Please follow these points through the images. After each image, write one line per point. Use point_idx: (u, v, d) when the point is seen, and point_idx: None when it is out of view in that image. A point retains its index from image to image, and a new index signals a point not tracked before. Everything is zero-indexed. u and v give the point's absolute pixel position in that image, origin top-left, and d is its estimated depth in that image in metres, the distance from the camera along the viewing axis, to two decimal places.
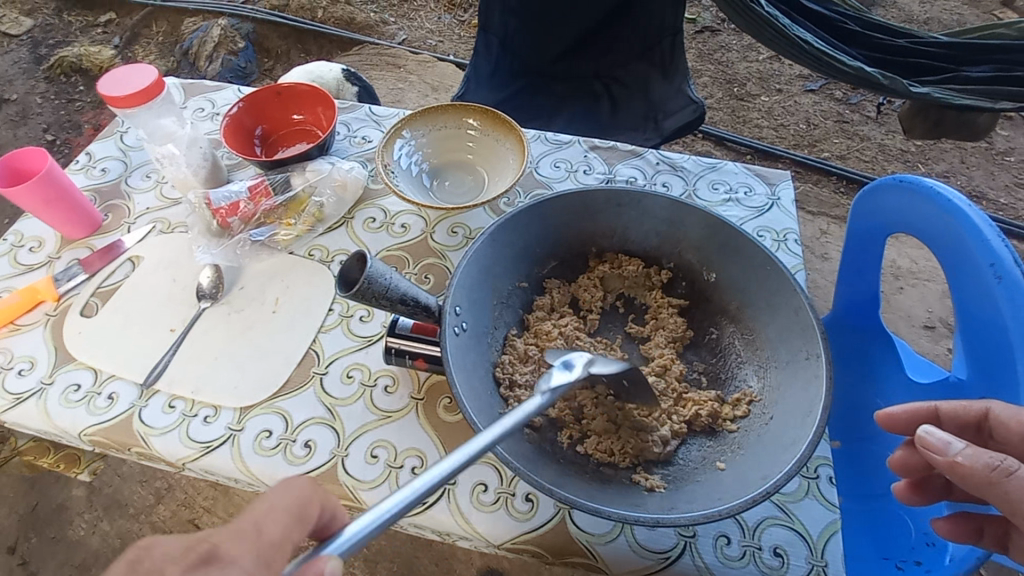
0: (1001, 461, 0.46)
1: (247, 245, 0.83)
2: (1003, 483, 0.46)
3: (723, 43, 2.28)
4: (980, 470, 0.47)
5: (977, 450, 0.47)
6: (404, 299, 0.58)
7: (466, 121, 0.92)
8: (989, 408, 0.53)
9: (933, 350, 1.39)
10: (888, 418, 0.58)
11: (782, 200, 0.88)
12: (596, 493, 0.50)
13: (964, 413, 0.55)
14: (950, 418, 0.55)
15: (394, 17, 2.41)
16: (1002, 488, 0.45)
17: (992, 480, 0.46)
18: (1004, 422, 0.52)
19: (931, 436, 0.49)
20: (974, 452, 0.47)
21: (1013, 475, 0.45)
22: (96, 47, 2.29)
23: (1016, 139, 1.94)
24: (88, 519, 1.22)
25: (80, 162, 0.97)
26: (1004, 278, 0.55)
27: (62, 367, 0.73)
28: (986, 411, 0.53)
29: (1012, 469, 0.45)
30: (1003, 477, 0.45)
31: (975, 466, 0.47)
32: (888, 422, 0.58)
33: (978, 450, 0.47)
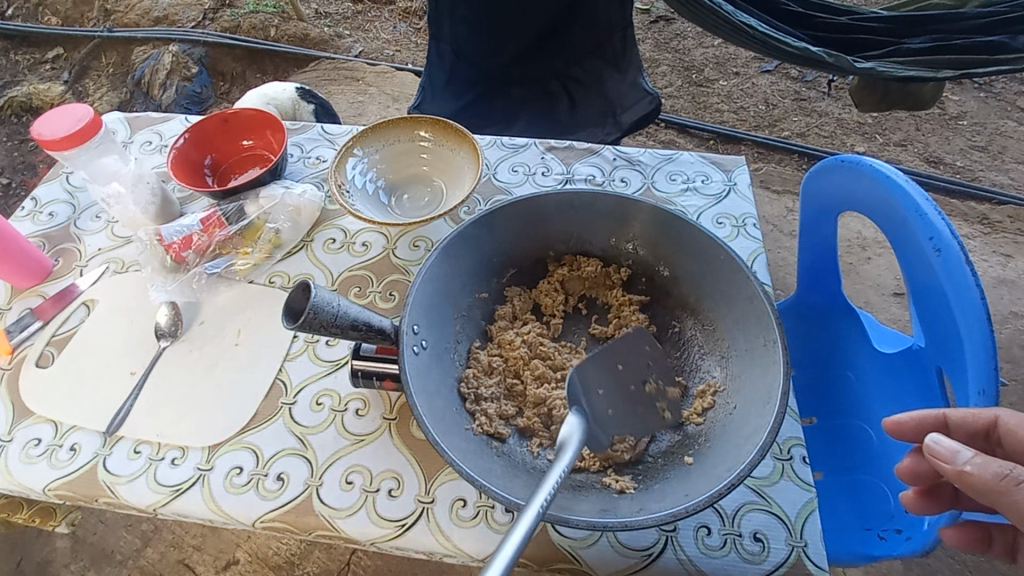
0: (1011, 470, 0.46)
1: (204, 279, 0.82)
2: (1010, 492, 0.46)
3: (678, 31, 2.30)
4: (989, 479, 0.47)
5: (986, 459, 0.48)
6: (355, 324, 0.57)
7: (417, 134, 0.92)
8: (999, 416, 0.52)
9: (904, 316, 1.43)
10: (896, 426, 0.57)
11: (739, 185, 0.89)
12: (567, 501, 0.50)
13: (973, 423, 0.52)
14: (959, 427, 0.54)
15: (349, 30, 2.39)
16: (1010, 497, 0.46)
17: (1001, 489, 0.46)
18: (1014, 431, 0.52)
19: (940, 445, 0.50)
20: (983, 461, 0.47)
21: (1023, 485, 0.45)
22: (46, 85, 2.23)
23: (967, 103, 2.00)
24: (75, 569, 1.19)
25: (26, 208, 0.94)
26: (943, 249, 0.56)
27: (20, 423, 0.71)
28: (996, 419, 0.52)
29: (1021, 477, 0.45)
30: (1012, 486, 0.45)
31: (985, 475, 0.47)
32: (896, 430, 0.57)
33: (986, 459, 0.48)
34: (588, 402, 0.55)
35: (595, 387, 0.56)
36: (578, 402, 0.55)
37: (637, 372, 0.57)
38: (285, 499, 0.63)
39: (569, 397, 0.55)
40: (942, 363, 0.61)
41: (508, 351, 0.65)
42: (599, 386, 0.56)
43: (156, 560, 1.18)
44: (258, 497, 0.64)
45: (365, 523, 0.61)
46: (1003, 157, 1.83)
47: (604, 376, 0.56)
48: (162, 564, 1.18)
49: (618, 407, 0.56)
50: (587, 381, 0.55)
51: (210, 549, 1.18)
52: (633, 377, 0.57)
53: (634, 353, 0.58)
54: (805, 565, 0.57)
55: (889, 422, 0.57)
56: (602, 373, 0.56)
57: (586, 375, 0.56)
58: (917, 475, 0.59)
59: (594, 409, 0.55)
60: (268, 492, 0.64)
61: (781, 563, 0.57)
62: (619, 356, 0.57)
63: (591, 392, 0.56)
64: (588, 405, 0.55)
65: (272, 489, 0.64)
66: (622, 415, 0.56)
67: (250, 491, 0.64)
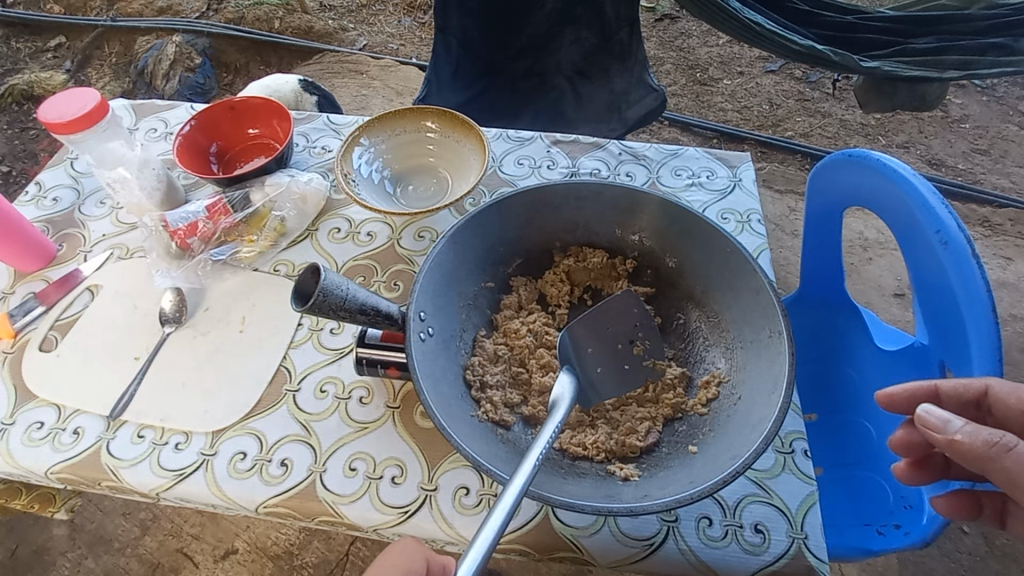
0: (1000, 437, 0.47)
1: (208, 265, 0.82)
2: (1000, 459, 0.46)
3: (683, 30, 2.30)
4: (979, 447, 0.47)
5: (976, 427, 0.48)
6: (363, 308, 0.57)
7: (424, 124, 0.92)
8: (989, 384, 0.53)
9: (904, 317, 1.43)
10: (889, 399, 0.58)
11: (744, 181, 0.89)
12: (571, 487, 0.50)
13: (964, 392, 0.54)
14: (950, 397, 0.55)
15: (354, 24, 2.39)
16: (1000, 463, 0.46)
17: (991, 456, 0.47)
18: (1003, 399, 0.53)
19: (931, 415, 0.50)
20: (973, 429, 0.48)
21: (1012, 450, 0.46)
22: (48, 73, 2.22)
23: (969, 106, 2.00)
24: (73, 557, 1.19)
25: (30, 193, 0.94)
26: (950, 243, 0.56)
27: (23, 406, 0.71)
28: (986, 389, 0.53)
29: (1011, 444, 0.46)
30: (1002, 453, 0.46)
31: (974, 443, 0.47)
32: (889, 402, 0.58)
33: (976, 427, 0.48)
34: (580, 362, 0.59)
35: (586, 347, 0.59)
36: (570, 361, 0.59)
37: (625, 330, 0.60)
38: (288, 485, 0.63)
39: (562, 356, 0.60)
40: (946, 357, 0.62)
41: (513, 339, 0.65)
42: (590, 347, 0.59)
43: (155, 548, 1.18)
44: (262, 482, 0.64)
45: (368, 510, 0.62)
46: (1005, 160, 1.84)
47: (592, 335, 0.60)
48: (161, 553, 1.18)
49: (607, 365, 0.59)
50: (578, 343, 0.59)
51: (209, 539, 1.18)
52: (620, 337, 0.60)
53: (623, 314, 0.60)
54: (805, 558, 0.57)
55: (884, 395, 0.58)
56: (591, 333, 0.59)
57: (577, 338, 0.59)
58: (910, 445, 0.59)
59: (584, 366, 0.59)
60: (271, 477, 0.64)
61: (781, 555, 0.58)
62: (606, 318, 0.60)
63: (581, 351, 0.59)
64: (579, 363, 0.59)
65: (276, 475, 0.64)
66: (610, 372, 0.59)
67: (254, 476, 0.64)
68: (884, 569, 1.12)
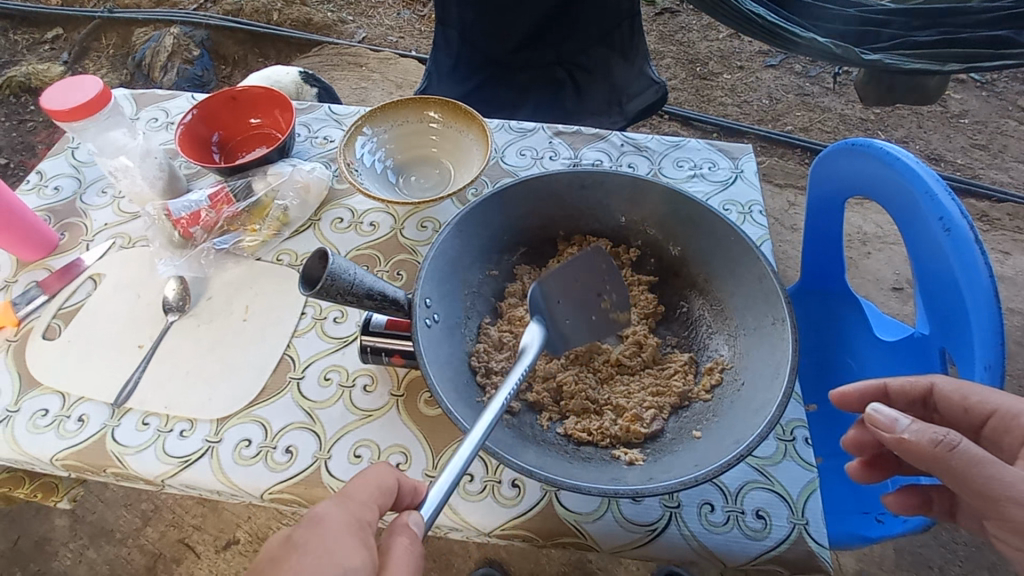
0: (945, 435, 0.46)
1: (211, 255, 0.82)
2: (946, 458, 0.45)
3: (683, 24, 2.30)
4: (925, 445, 0.46)
5: (923, 426, 0.47)
6: (371, 293, 0.57)
7: (427, 114, 0.91)
8: (933, 382, 0.55)
9: (901, 310, 1.44)
10: (843, 397, 0.58)
11: (746, 173, 0.90)
12: (575, 470, 0.51)
13: (911, 389, 0.56)
14: (899, 395, 0.57)
15: (353, 16, 2.37)
16: (946, 463, 0.45)
17: (936, 455, 0.46)
18: (948, 396, 0.54)
19: (879, 415, 0.49)
20: (919, 428, 0.47)
21: (957, 449, 0.45)
22: (45, 65, 2.20)
23: (969, 102, 2.00)
24: (74, 547, 1.19)
25: (31, 182, 0.93)
26: (953, 230, 0.56)
27: (27, 394, 0.71)
28: (931, 386, 0.55)
29: (956, 442, 0.45)
30: (947, 451, 0.45)
31: (920, 442, 0.47)
32: (843, 401, 0.58)
33: (924, 426, 0.47)
34: (549, 312, 0.60)
35: (556, 299, 0.60)
36: (540, 313, 0.60)
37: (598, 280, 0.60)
38: (292, 472, 0.64)
39: (531, 307, 0.60)
40: (947, 343, 0.62)
41: (518, 326, 0.65)
42: (557, 302, 0.60)
43: (156, 539, 1.19)
44: (267, 468, 0.64)
45: None
46: (1004, 155, 1.84)
47: (562, 287, 0.60)
48: (162, 544, 1.18)
49: (575, 316, 0.61)
50: (548, 295, 0.60)
51: (210, 530, 1.19)
52: (591, 290, 0.60)
53: (590, 270, 0.60)
54: (806, 543, 0.58)
55: (837, 394, 0.58)
56: (560, 285, 0.60)
57: (547, 290, 0.60)
58: (861, 445, 0.60)
59: (553, 318, 0.60)
60: (276, 464, 0.64)
61: (783, 540, 0.58)
62: (578, 271, 0.60)
63: (551, 303, 0.60)
64: (548, 315, 0.60)
65: (280, 461, 0.65)
66: (580, 325, 0.61)
67: (259, 462, 0.65)
68: (880, 559, 1.14)
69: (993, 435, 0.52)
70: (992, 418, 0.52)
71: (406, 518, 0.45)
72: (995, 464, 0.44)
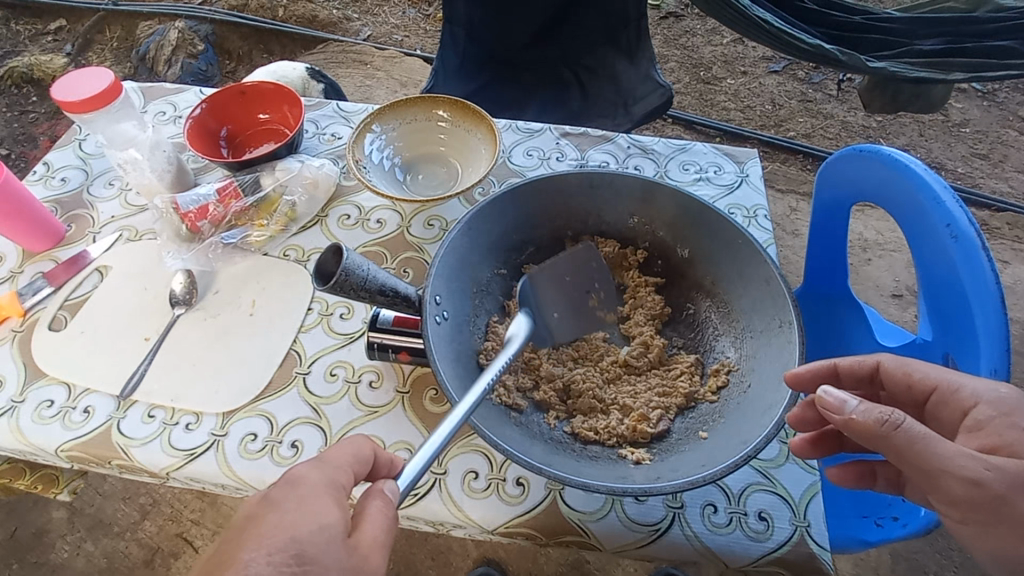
0: (890, 415, 0.45)
1: (218, 249, 0.82)
2: (891, 436, 0.45)
3: (688, 29, 2.30)
4: (872, 425, 0.45)
5: (870, 406, 0.46)
6: (384, 290, 0.58)
7: (435, 113, 0.92)
8: (879, 361, 0.54)
9: (901, 317, 1.45)
10: (796, 380, 0.52)
11: (751, 177, 0.90)
12: (583, 468, 0.51)
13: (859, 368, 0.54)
14: (848, 374, 0.54)
15: (359, 14, 2.38)
16: (890, 441, 0.45)
17: (882, 434, 0.45)
18: (893, 374, 0.52)
19: (828, 396, 0.48)
20: (867, 407, 0.46)
21: (901, 428, 0.44)
22: (48, 56, 2.19)
23: (970, 111, 2.02)
24: (71, 540, 1.19)
25: (38, 173, 0.93)
26: (960, 237, 0.57)
27: (32, 384, 0.71)
28: (877, 365, 0.54)
29: (900, 421, 0.44)
30: (891, 430, 0.45)
31: (867, 421, 0.46)
32: (797, 385, 0.52)
33: (871, 406, 0.46)
34: (539, 308, 0.65)
35: (546, 295, 0.65)
36: (528, 305, 0.64)
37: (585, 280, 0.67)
38: None
39: (519, 299, 0.64)
40: (950, 349, 0.63)
41: None
42: (546, 297, 0.65)
43: (154, 533, 1.19)
44: (272, 463, 0.64)
45: None
46: (1004, 165, 1.86)
47: (552, 284, 0.66)
48: (160, 538, 1.18)
49: (563, 311, 0.66)
50: (538, 292, 0.65)
51: (209, 524, 1.19)
52: (579, 287, 0.67)
53: (581, 266, 0.67)
54: (807, 545, 0.58)
55: (791, 377, 0.52)
56: (550, 284, 0.65)
57: (537, 285, 0.65)
58: (804, 422, 0.58)
59: (541, 312, 0.65)
60: (282, 458, 0.65)
61: (785, 541, 0.59)
62: (566, 269, 0.66)
63: (540, 299, 0.65)
64: (537, 309, 0.64)
65: (286, 456, 0.65)
66: (568, 323, 0.66)
67: (264, 457, 0.65)
68: (876, 563, 1.14)
69: (934, 410, 0.51)
70: (934, 394, 0.50)
71: (382, 485, 0.46)
72: (937, 440, 0.44)
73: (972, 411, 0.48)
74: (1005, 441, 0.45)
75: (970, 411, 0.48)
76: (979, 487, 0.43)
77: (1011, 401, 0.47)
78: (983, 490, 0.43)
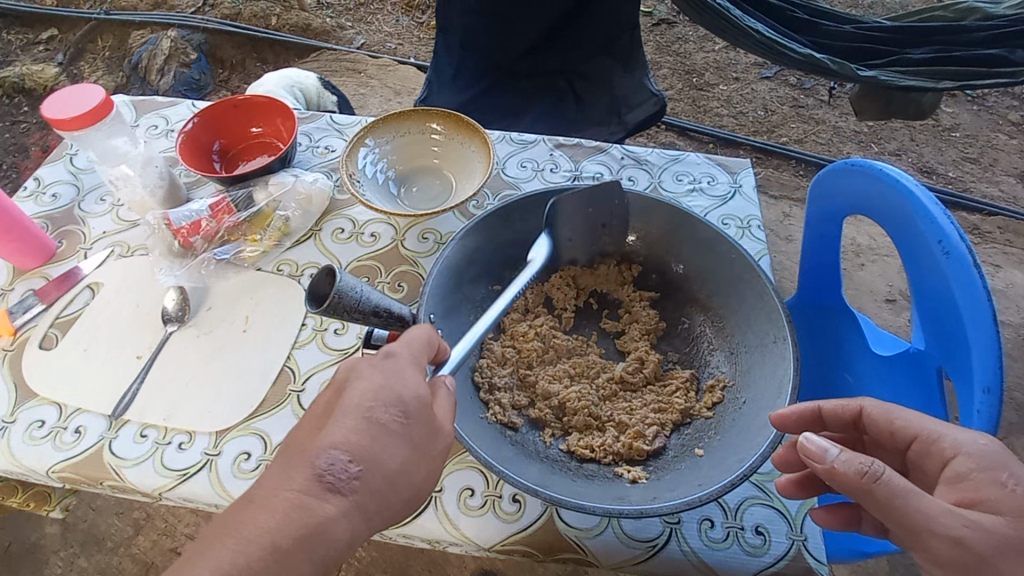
0: (871, 466, 0.44)
1: (212, 265, 0.81)
2: (872, 489, 0.44)
3: (679, 35, 2.32)
4: (853, 477, 0.44)
5: (851, 455, 0.45)
6: (377, 310, 0.58)
7: (429, 126, 0.92)
8: (862, 406, 0.53)
9: (895, 322, 1.45)
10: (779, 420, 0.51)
11: (744, 187, 0.91)
12: (581, 489, 0.51)
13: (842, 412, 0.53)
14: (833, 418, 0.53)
15: (352, 22, 2.38)
16: (872, 494, 0.44)
17: (864, 487, 0.44)
18: (876, 421, 0.52)
19: (810, 443, 0.47)
20: (847, 457, 0.45)
21: (881, 481, 0.43)
22: (39, 65, 2.18)
23: (960, 115, 2.04)
24: (65, 556, 1.17)
25: (29, 189, 0.93)
26: (952, 252, 0.57)
27: (23, 405, 0.70)
28: (861, 409, 0.53)
29: (880, 473, 0.44)
30: (872, 483, 0.43)
31: (848, 472, 0.45)
32: (780, 426, 0.51)
33: (852, 455, 0.45)
34: (558, 227, 0.67)
35: (569, 216, 0.67)
36: (551, 223, 0.67)
37: (607, 212, 0.68)
38: None
39: (546, 219, 0.66)
40: (945, 363, 0.63)
41: (521, 342, 0.66)
42: (566, 219, 0.67)
43: (148, 548, 1.17)
44: None
45: None
46: (994, 169, 1.87)
47: (577, 208, 0.66)
48: (153, 553, 1.17)
49: (579, 235, 0.69)
50: (565, 210, 0.66)
51: None
52: (599, 219, 0.68)
53: (608, 199, 0.66)
54: (805, 559, 0.58)
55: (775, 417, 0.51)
56: (576, 206, 0.66)
57: (564, 204, 0.66)
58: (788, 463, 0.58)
59: (561, 232, 0.68)
60: None
61: (782, 556, 0.59)
62: (594, 200, 0.66)
63: (562, 218, 0.67)
64: (557, 228, 0.67)
65: None
66: (581, 242, 0.69)
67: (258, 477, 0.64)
68: (872, 569, 1.15)
69: (916, 459, 0.50)
70: (916, 444, 0.49)
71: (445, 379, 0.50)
72: (918, 494, 0.43)
73: (952, 462, 0.47)
74: (982, 497, 0.44)
75: (949, 462, 0.47)
76: (961, 546, 0.42)
77: (994, 454, 0.45)
78: (965, 550, 0.42)
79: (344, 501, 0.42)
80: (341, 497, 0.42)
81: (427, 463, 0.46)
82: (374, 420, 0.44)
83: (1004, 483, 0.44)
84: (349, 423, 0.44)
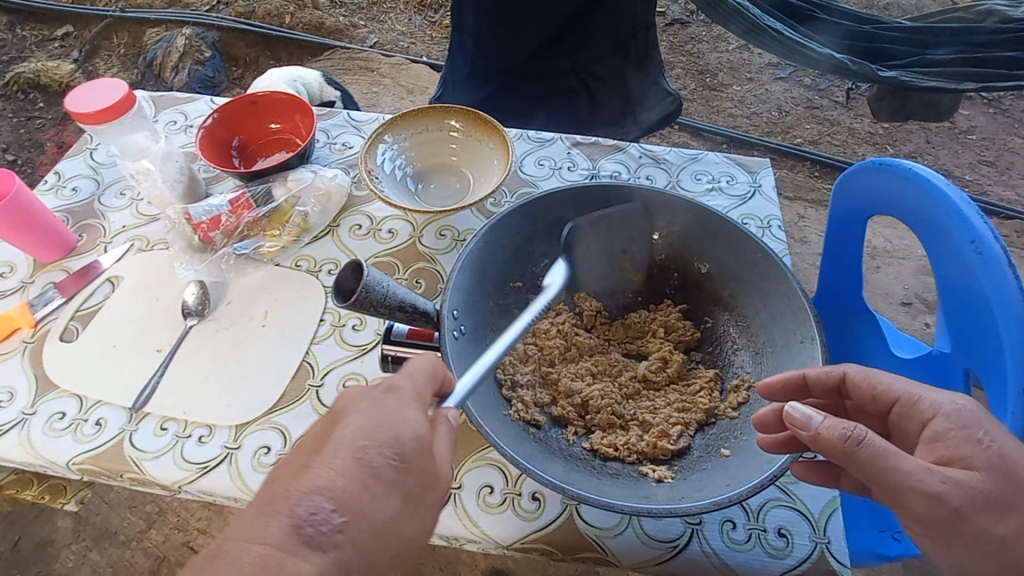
0: (853, 430, 0.44)
1: (231, 260, 0.82)
2: (855, 452, 0.43)
3: (693, 35, 2.31)
4: (836, 442, 0.44)
5: (835, 421, 0.45)
6: (403, 305, 0.58)
7: (448, 123, 0.92)
8: (846, 371, 0.51)
9: (911, 325, 1.44)
10: (766, 389, 0.55)
11: (764, 187, 0.90)
12: (606, 487, 0.50)
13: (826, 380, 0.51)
14: (817, 385, 0.52)
15: (364, 21, 2.39)
16: (855, 457, 0.43)
17: (846, 451, 0.44)
18: (860, 387, 0.50)
19: (794, 411, 0.46)
20: (832, 422, 0.45)
21: (864, 443, 0.43)
22: (55, 62, 2.20)
23: (976, 118, 2.02)
24: (77, 549, 1.18)
25: (49, 182, 0.93)
26: (985, 253, 0.56)
27: (44, 397, 0.71)
28: (844, 376, 0.51)
29: (862, 437, 0.43)
30: (855, 447, 0.43)
31: (832, 437, 0.44)
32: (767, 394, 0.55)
33: (836, 420, 0.45)
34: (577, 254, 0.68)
35: (589, 242, 0.68)
36: (566, 248, 0.67)
37: (625, 238, 0.69)
38: None
39: (563, 245, 0.66)
40: (974, 365, 0.61)
41: (543, 340, 0.67)
42: (585, 245, 0.68)
43: (161, 542, 1.18)
44: None
45: None
46: (1011, 172, 1.85)
47: (597, 238, 0.68)
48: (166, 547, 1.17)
49: (597, 262, 0.70)
50: (584, 239, 0.67)
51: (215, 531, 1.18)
52: (616, 245, 0.69)
53: (628, 224, 0.68)
54: (828, 562, 0.58)
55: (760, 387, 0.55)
56: (594, 232, 0.67)
57: (581, 232, 0.67)
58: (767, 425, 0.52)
59: (579, 262, 0.68)
60: None
61: (805, 559, 0.58)
62: (615, 224, 0.68)
63: (581, 245, 0.67)
64: (576, 256, 0.68)
65: None
66: (598, 270, 0.70)
67: None
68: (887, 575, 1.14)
69: (897, 421, 0.48)
70: (896, 406, 0.48)
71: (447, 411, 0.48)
72: (899, 455, 0.42)
73: (931, 423, 0.45)
74: (960, 454, 0.43)
75: (928, 422, 0.46)
76: (937, 502, 0.41)
77: (970, 413, 0.44)
78: (941, 506, 0.41)
79: (310, 553, 0.38)
80: (318, 553, 0.38)
81: (415, 513, 0.44)
82: (353, 458, 0.42)
83: (980, 441, 0.43)
84: (325, 459, 0.42)
